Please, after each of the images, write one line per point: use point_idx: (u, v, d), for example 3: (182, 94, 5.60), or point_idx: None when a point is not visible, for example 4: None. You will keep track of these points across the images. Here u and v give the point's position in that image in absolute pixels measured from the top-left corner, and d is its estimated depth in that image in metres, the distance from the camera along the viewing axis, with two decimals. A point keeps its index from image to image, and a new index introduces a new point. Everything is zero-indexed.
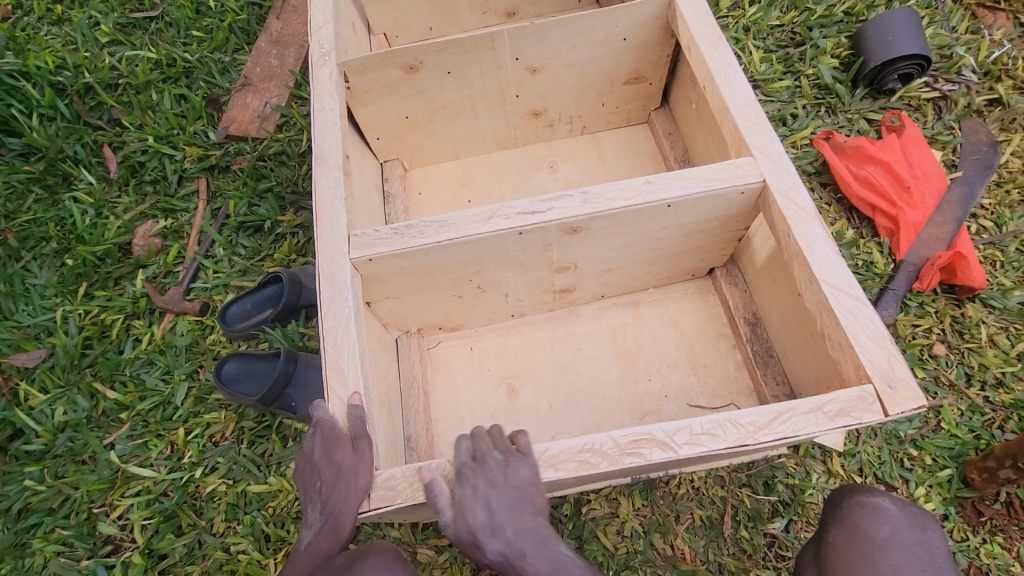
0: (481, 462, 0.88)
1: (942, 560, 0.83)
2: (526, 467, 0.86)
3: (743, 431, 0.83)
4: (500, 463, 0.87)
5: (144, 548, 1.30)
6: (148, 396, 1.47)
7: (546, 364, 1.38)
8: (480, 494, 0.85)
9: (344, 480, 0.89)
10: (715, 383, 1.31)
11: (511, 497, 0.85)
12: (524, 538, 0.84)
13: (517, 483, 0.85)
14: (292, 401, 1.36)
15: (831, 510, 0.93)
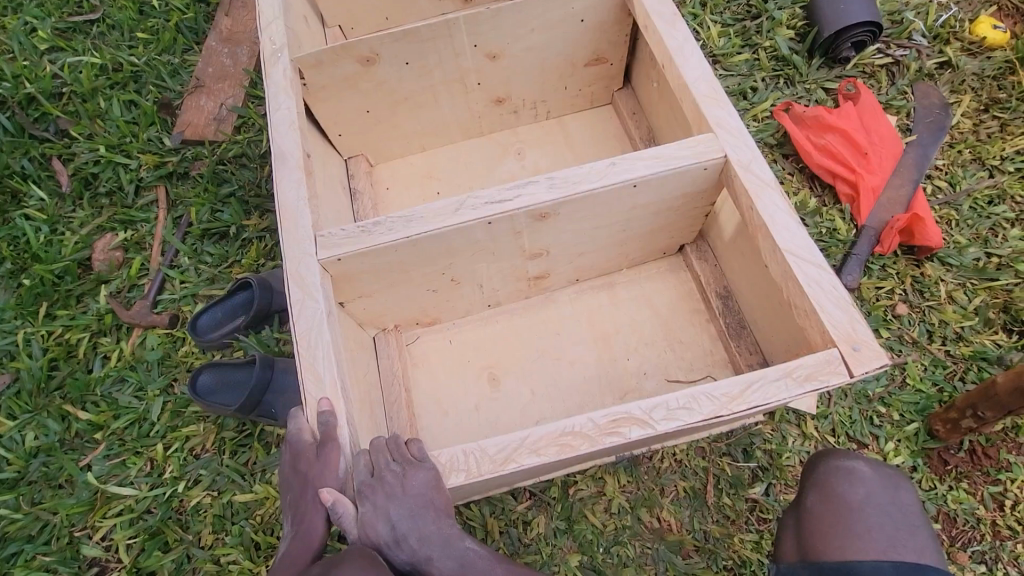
0: (379, 477, 0.90)
1: (914, 516, 0.89)
2: (421, 473, 0.89)
3: (718, 403, 0.85)
4: (397, 475, 0.90)
5: (131, 567, 1.26)
6: (123, 414, 1.44)
7: (525, 351, 1.39)
8: (381, 508, 0.89)
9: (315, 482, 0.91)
10: (691, 357, 1.34)
11: (413, 506, 0.88)
12: (427, 544, 0.89)
13: (414, 495, 0.88)
14: (272, 408, 1.35)
15: (808, 475, 0.96)
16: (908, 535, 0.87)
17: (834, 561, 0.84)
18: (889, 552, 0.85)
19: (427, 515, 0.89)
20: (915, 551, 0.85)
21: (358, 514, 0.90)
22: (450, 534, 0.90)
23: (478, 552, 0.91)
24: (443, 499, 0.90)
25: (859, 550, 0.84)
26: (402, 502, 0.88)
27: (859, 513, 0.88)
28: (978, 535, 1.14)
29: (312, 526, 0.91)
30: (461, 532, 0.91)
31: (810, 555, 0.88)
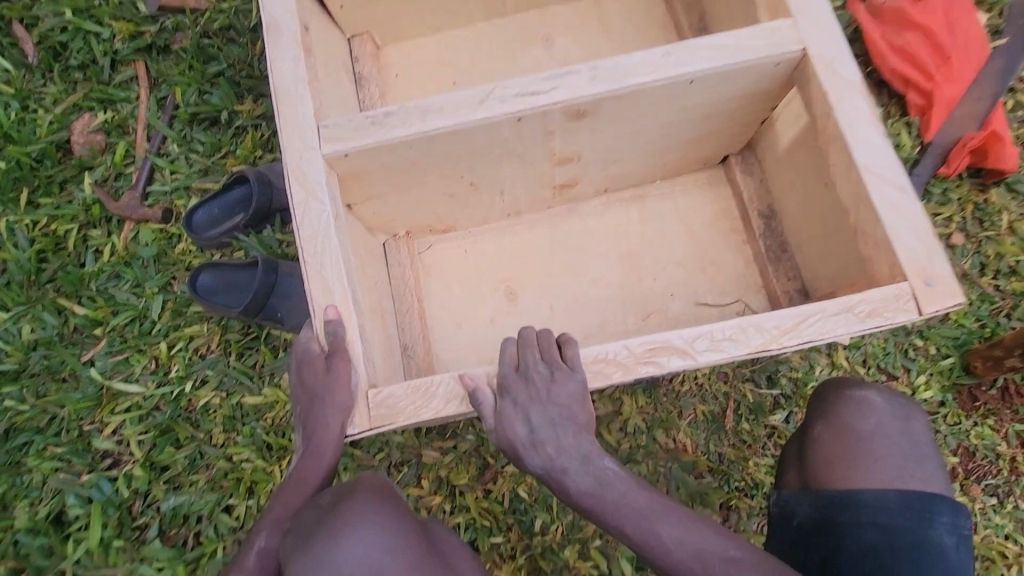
0: (526, 375, 0.81)
1: (923, 447, 0.86)
2: (574, 382, 0.79)
3: (767, 336, 0.77)
4: (543, 377, 0.80)
5: (144, 461, 1.26)
6: (121, 311, 1.37)
7: (546, 265, 1.30)
8: (520, 406, 0.80)
9: (321, 401, 0.85)
10: (723, 279, 1.25)
11: (557, 414, 0.79)
12: (567, 456, 0.78)
13: (563, 402, 0.79)
14: (277, 312, 1.29)
15: (813, 407, 0.92)
16: (917, 465, 0.83)
17: (837, 490, 0.82)
18: (896, 481, 0.81)
19: (570, 426, 0.79)
20: (922, 480, 0.82)
21: (493, 407, 0.81)
22: (591, 451, 0.79)
23: (620, 476, 0.76)
24: (587, 415, 0.81)
25: (864, 480, 0.81)
26: (544, 406, 0.79)
27: (866, 442, 0.84)
28: (993, 469, 1.13)
29: (323, 449, 0.85)
30: (602, 451, 0.79)
31: (812, 484, 0.85)
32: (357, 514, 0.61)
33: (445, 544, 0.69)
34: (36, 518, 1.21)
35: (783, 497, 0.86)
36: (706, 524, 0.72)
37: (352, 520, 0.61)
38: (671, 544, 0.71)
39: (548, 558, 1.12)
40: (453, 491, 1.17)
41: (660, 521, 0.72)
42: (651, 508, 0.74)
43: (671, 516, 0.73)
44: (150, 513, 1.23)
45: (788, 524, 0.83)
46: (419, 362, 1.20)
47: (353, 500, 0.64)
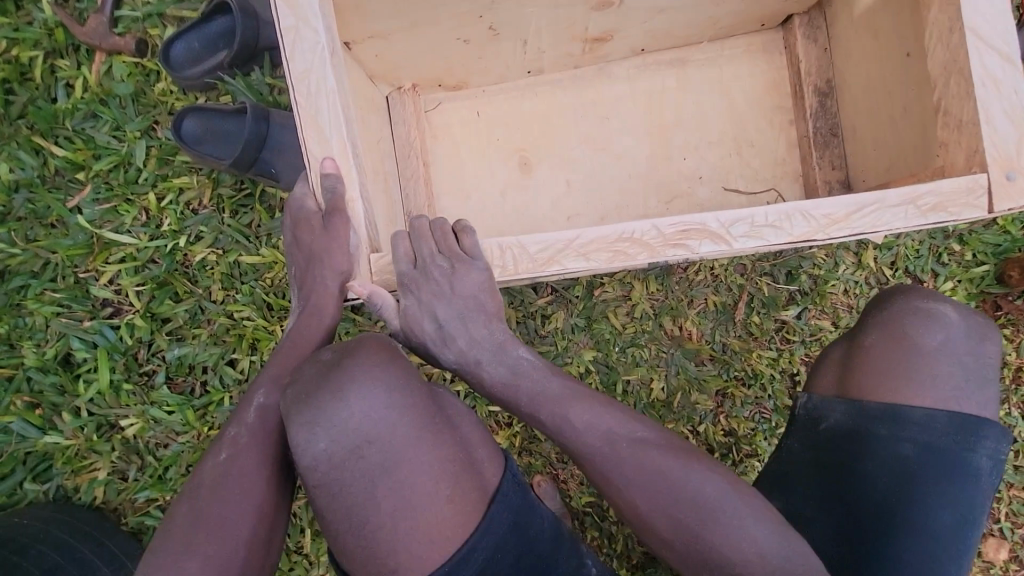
0: (423, 271, 0.75)
1: (988, 368, 0.84)
2: (473, 274, 0.75)
3: (813, 225, 0.70)
4: (445, 272, 0.75)
5: (145, 312, 1.24)
6: (103, 155, 1.27)
7: (565, 135, 1.17)
8: (422, 302, 0.76)
9: (322, 259, 0.81)
10: (759, 164, 1.14)
11: (463, 308, 0.76)
12: (477, 348, 0.76)
13: (464, 295, 0.75)
14: (271, 168, 1.19)
15: (874, 312, 0.88)
16: (976, 387, 0.83)
17: (877, 404, 0.83)
18: (950, 402, 0.82)
19: (472, 317, 0.76)
20: (977, 403, 0.83)
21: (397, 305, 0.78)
22: (505, 340, 0.76)
23: (532, 364, 0.75)
24: (495, 304, 0.78)
25: (915, 396, 0.82)
26: (449, 298, 0.75)
27: (919, 358, 0.83)
28: None
29: (321, 309, 0.83)
30: (516, 340, 0.77)
31: (848, 394, 0.86)
32: (360, 369, 0.63)
33: (451, 408, 0.71)
34: (45, 359, 1.23)
35: (813, 402, 0.88)
36: (614, 409, 0.73)
37: (355, 375, 0.62)
38: (580, 428, 0.71)
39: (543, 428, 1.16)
40: None
41: (571, 406, 0.72)
42: (561, 394, 0.73)
43: (572, 402, 0.72)
44: (156, 361, 1.25)
45: (814, 428, 0.87)
46: None
47: (356, 354, 0.65)
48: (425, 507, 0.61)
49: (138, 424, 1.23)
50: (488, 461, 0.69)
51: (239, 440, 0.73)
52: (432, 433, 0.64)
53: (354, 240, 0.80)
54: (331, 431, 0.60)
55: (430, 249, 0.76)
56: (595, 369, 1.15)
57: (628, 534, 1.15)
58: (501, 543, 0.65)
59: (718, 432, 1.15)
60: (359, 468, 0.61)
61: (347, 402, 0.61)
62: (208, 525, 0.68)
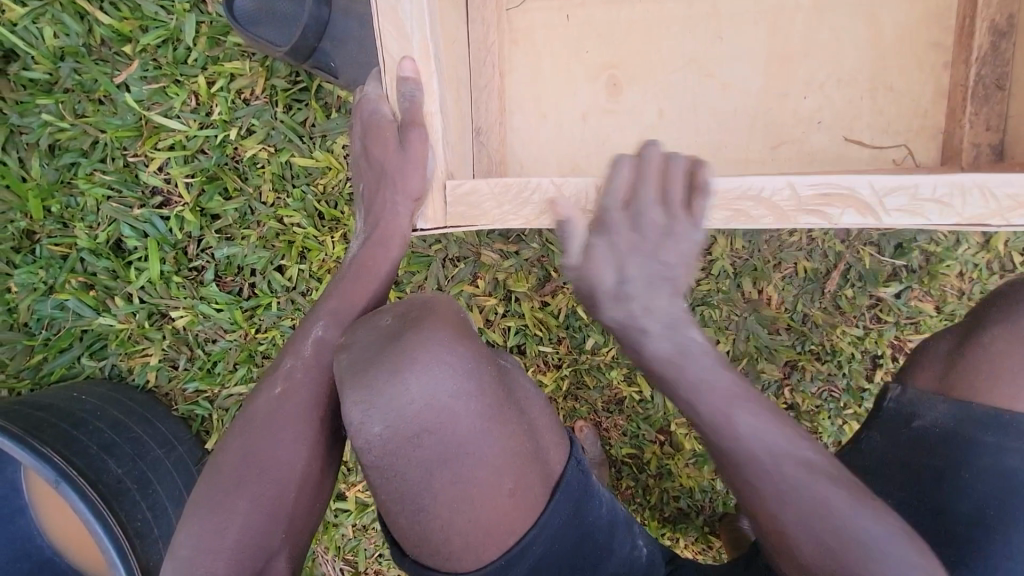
0: (638, 214, 0.60)
1: None
2: (693, 242, 0.60)
3: (990, 207, 0.62)
4: (658, 227, 0.60)
5: (194, 206, 1.20)
6: (150, 28, 1.16)
7: (667, 53, 1.01)
8: (615, 252, 0.60)
9: (395, 182, 0.72)
10: (894, 112, 0.97)
11: (658, 272, 0.60)
12: (654, 318, 0.59)
13: (667, 260, 0.60)
14: (330, 62, 1.07)
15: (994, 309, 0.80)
16: None
17: None
18: None
19: (656, 283, 0.60)
20: None
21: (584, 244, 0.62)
22: (686, 319, 0.60)
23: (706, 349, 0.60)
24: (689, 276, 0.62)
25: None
26: (647, 255, 0.59)
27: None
28: None
29: (390, 240, 0.74)
30: (692, 317, 0.61)
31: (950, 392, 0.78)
32: (425, 349, 0.54)
33: (518, 390, 0.64)
34: (97, 242, 1.21)
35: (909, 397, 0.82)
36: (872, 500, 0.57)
37: (419, 356, 0.54)
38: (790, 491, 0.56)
39: (593, 375, 1.11)
40: (509, 296, 1.11)
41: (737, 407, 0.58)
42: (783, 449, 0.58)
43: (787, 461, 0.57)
44: (205, 257, 1.22)
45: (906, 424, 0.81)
46: (491, 151, 1.00)
47: (419, 328, 0.56)
48: (486, 502, 0.57)
49: (187, 317, 1.23)
50: (552, 447, 0.65)
51: (293, 374, 0.70)
52: (499, 424, 0.58)
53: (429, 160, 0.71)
54: (390, 417, 0.53)
55: (654, 193, 0.60)
56: None
57: (665, 488, 1.14)
58: (560, 535, 0.63)
59: (779, 404, 1.08)
60: (418, 460, 0.54)
61: (408, 387, 0.53)
62: (261, 463, 0.66)
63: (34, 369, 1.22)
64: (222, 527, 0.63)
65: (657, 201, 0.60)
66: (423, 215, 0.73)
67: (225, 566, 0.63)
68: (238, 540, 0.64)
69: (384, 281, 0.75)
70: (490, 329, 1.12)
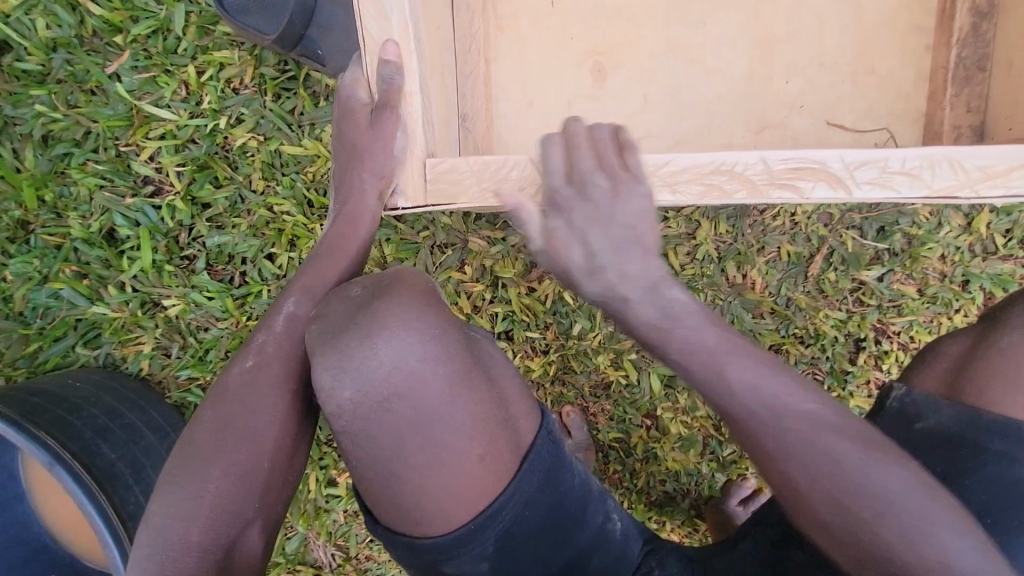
0: (581, 186, 0.58)
1: None
2: (640, 198, 0.58)
3: (959, 178, 0.63)
4: (604, 193, 0.58)
5: (185, 195, 1.21)
6: (141, 18, 1.17)
7: (650, 39, 1.02)
8: (575, 228, 0.58)
9: (365, 161, 0.73)
10: (875, 96, 0.97)
11: (620, 234, 0.57)
12: (631, 283, 0.56)
13: (629, 224, 0.57)
14: (317, 50, 1.09)
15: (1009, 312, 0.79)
16: None
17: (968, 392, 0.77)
18: None
19: (626, 250, 0.56)
20: None
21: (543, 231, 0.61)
22: (661, 277, 0.57)
23: (690, 309, 0.56)
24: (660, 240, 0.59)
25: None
26: (605, 220, 0.57)
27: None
28: None
29: (360, 218, 0.75)
30: (671, 275, 0.57)
31: (960, 397, 0.77)
32: (394, 316, 0.56)
33: (490, 361, 0.65)
34: (90, 231, 1.22)
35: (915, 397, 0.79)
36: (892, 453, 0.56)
37: (387, 322, 0.56)
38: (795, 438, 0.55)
39: (580, 360, 1.12)
40: (496, 282, 1.12)
41: (728, 360, 0.56)
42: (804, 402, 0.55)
43: (815, 424, 0.55)
44: (196, 246, 1.23)
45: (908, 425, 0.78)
46: (476, 136, 1.01)
47: (389, 297, 0.58)
48: (456, 466, 0.58)
49: (179, 305, 1.24)
50: (524, 416, 0.66)
51: (266, 349, 0.71)
52: (469, 391, 0.59)
53: (404, 142, 0.72)
54: (360, 381, 0.55)
55: (589, 162, 0.59)
56: None
57: (651, 473, 1.15)
58: (531, 502, 0.64)
59: None
60: (387, 423, 0.56)
61: (376, 352, 0.55)
62: (235, 433, 0.68)
63: (29, 357, 1.23)
64: (197, 496, 0.64)
65: (597, 168, 0.59)
66: (401, 194, 0.74)
67: (201, 534, 0.64)
68: (213, 507, 0.65)
69: (355, 258, 0.77)
70: (477, 315, 1.13)
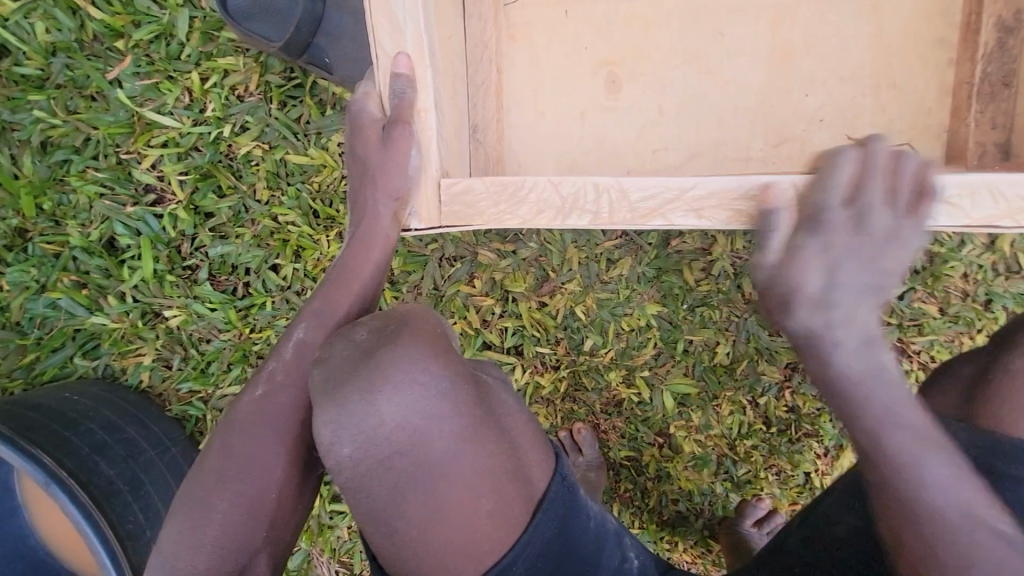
0: (860, 224, 0.50)
1: None
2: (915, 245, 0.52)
3: (1000, 207, 0.61)
4: (882, 229, 0.51)
5: (188, 204, 1.18)
6: (143, 23, 1.14)
7: (667, 49, 0.99)
8: (831, 252, 0.50)
9: (378, 182, 0.70)
10: (898, 110, 0.95)
11: (870, 273, 0.50)
12: (849, 328, 0.50)
13: (888, 269, 0.51)
14: (324, 58, 1.06)
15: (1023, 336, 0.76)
16: None
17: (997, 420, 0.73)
18: None
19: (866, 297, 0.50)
20: None
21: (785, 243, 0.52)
22: (876, 336, 0.52)
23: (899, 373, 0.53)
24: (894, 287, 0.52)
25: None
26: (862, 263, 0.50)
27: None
28: None
29: (374, 241, 0.73)
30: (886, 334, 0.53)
31: (975, 421, 0.73)
32: (396, 370, 0.54)
33: (500, 406, 0.62)
34: (89, 240, 1.19)
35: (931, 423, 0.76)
36: None
37: (390, 377, 0.54)
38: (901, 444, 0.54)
39: (592, 377, 1.10)
40: (506, 296, 1.10)
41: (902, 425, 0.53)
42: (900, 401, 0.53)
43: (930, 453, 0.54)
44: (199, 256, 1.20)
45: None
46: (488, 148, 0.99)
47: (392, 346, 0.56)
48: (461, 521, 0.56)
49: (181, 316, 1.21)
50: (537, 464, 0.63)
51: (275, 377, 0.69)
52: (473, 444, 0.57)
53: (417, 160, 0.69)
54: (361, 439, 0.53)
55: (882, 193, 0.51)
56: (657, 324, 1.07)
57: (663, 492, 1.12)
58: (542, 552, 0.61)
59: (779, 406, 1.08)
60: (389, 481, 0.54)
61: (378, 409, 0.53)
62: (238, 466, 0.65)
63: (27, 368, 1.21)
64: (202, 525, 0.62)
65: (883, 200, 0.51)
66: (415, 215, 0.70)
67: (204, 563, 0.62)
68: (216, 538, 0.62)
69: (369, 283, 0.74)
70: (487, 330, 1.10)
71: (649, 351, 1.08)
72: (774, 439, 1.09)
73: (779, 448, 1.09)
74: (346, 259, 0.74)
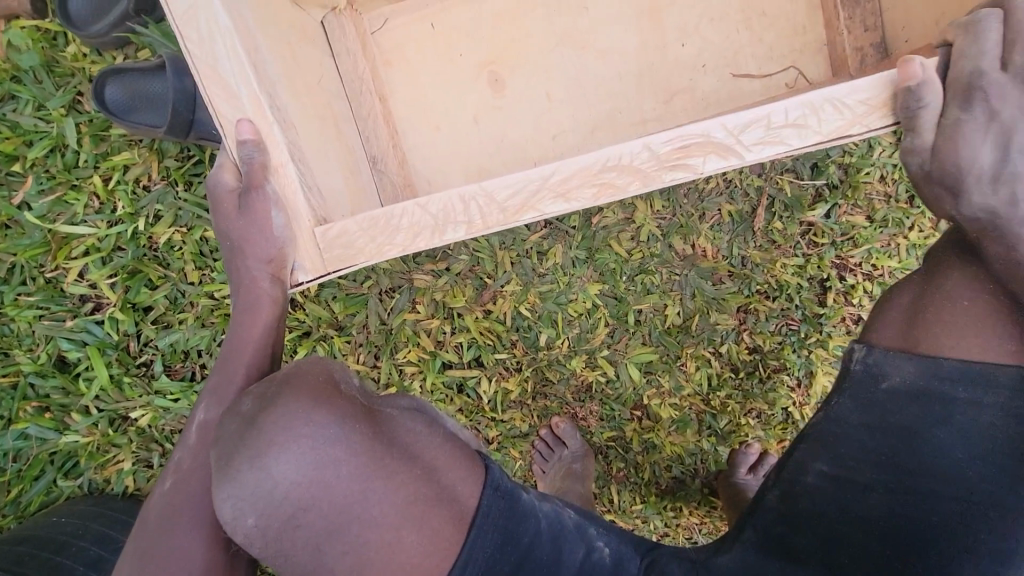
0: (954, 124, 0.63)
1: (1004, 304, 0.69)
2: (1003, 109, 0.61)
3: (847, 117, 0.64)
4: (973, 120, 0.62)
5: (124, 304, 1.18)
6: (34, 140, 1.14)
7: (539, 36, 1.00)
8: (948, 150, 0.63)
9: (246, 249, 0.70)
10: (773, 37, 0.95)
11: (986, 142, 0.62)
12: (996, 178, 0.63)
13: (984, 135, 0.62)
14: (213, 131, 1.06)
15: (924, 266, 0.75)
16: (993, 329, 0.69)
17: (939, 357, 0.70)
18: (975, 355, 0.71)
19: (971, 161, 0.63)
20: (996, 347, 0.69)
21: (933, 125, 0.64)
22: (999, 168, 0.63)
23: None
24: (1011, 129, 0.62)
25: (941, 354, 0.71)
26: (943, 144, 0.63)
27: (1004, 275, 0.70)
28: None
29: (259, 306, 0.73)
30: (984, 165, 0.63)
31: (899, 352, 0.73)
32: (279, 431, 0.55)
33: (407, 433, 0.62)
34: (40, 363, 1.18)
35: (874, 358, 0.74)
36: None
37: (274, 438, 0.55)
38: None
39: (555, 370, 1.10)
40: (452, 314, 1.09)
41: None
42: None
43: None
44: (150, 350, 1.21)
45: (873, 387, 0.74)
46: (394, 179, 0.97)
47: (275, 408, 0.56)
48: (389, 559, 0.57)
49: (148, 414, 1.21)
50: (464, 481, 0.64)
51: (183, 464, 0.72)
52: (380, 480, 0.57)
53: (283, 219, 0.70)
54: (260, 507, 0.54)
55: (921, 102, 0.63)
56: (603, 303, 1.07)
57: (655, 462, 1.12)
58: (491, 566, 0.63)
59: (741, 351, 1.08)
60: (304, 538, 0.55)
61: (271, 473, 0.54)
62: (167, 561, 0.67)
63: (13, 503, 1.20)
64: None
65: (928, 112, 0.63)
66: (301, 268, 0.70)
67: None
68: None
69: (261, 347, 0.75)
70: (443, 350, 1.10)
71: (603, 330, 1.08)
72: (745, 382, 1.09)
73: (752, 390, 1.09)
74: (236, 328, 0.75)
